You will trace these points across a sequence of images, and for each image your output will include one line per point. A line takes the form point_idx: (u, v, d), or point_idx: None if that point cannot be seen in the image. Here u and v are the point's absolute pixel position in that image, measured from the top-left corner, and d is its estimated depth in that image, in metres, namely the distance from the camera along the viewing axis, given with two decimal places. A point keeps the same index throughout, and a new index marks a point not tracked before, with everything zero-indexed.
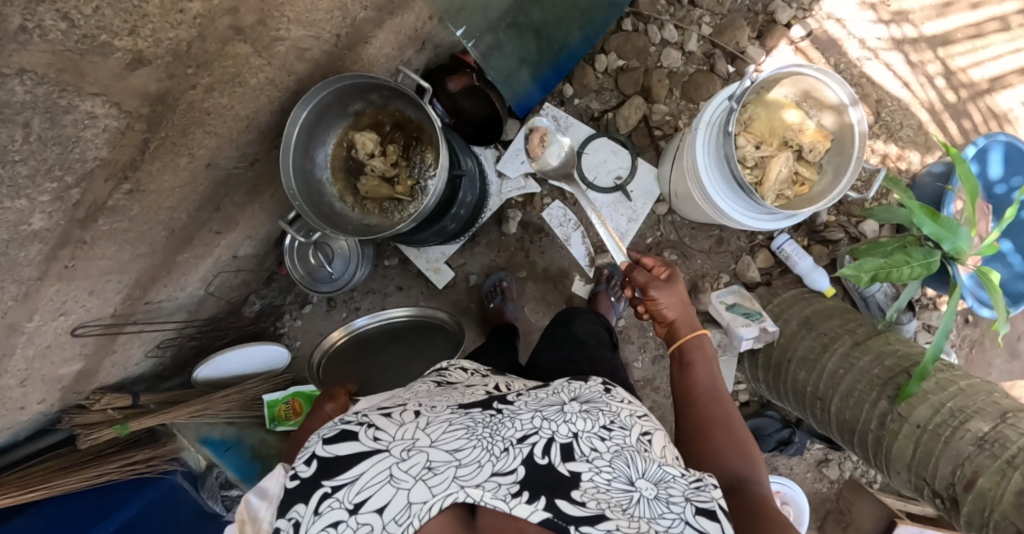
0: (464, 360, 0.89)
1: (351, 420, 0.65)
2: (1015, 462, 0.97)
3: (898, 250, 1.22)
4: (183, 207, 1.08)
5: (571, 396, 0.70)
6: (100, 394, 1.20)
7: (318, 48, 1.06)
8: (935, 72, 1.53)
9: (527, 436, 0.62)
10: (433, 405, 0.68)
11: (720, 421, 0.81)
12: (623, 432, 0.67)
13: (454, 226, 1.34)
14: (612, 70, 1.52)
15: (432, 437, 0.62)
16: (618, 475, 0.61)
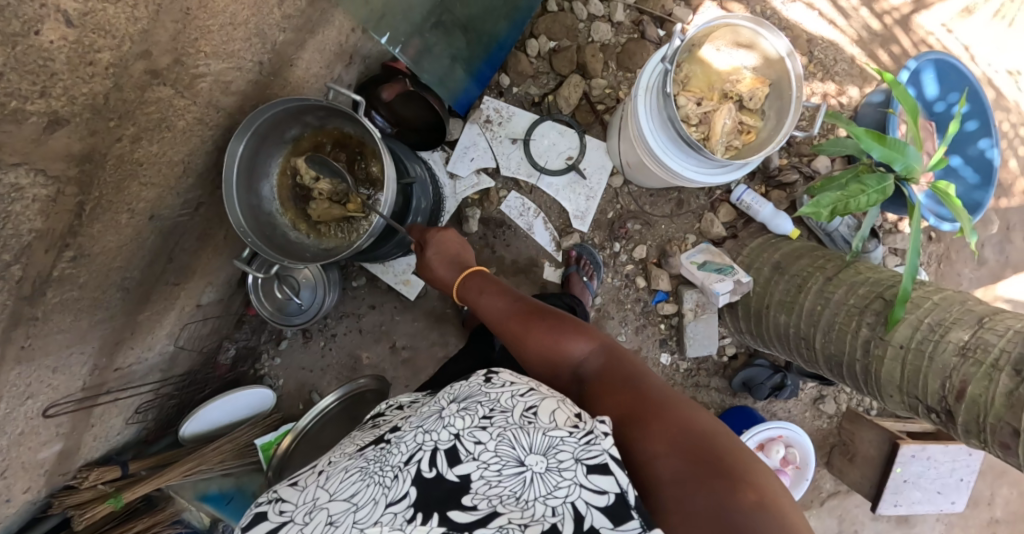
0: (401, 398, 0.94)
1: (262, 502, 0.66)
2: (999, 364, 0.99)
3: (853, 180, 1.24)
4: (133, 265, 1.05)
5: (454, 399, 0.71)
6: (86, 471, 1.17)
7: (243, 79, 1.04)
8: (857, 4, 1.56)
9: (412, 455, 0.62)
10: (333, 462, 0.70)
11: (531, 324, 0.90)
12: (505, 415, 0.66)
13: (414, 235, 1.34)
14: (545, 53, 1.52)
15: (330, 490, 0.63)
16: (507, 460, 0.60)
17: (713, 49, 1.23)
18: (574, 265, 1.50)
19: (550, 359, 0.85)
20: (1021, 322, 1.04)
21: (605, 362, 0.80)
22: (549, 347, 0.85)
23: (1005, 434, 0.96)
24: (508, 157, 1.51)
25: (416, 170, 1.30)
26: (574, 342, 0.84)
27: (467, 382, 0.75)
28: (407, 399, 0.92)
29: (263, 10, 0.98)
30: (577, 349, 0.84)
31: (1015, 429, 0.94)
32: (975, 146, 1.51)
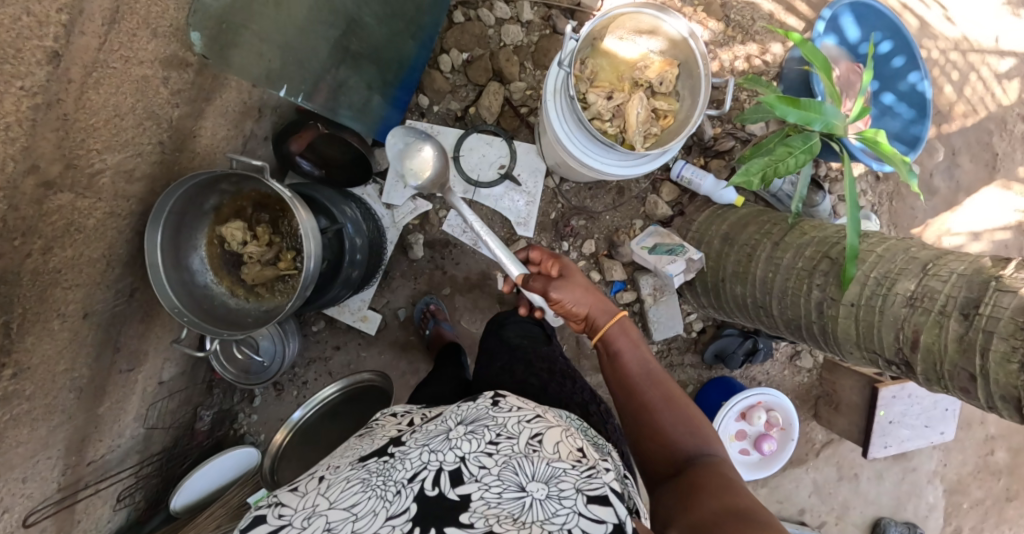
0: (397, 405, 1.00)
1: (263, 505, 0.69)
2: (947, 310, 0.99)
3: (781, 143, 1.23)
4: (79, 363, 1.05)
5: (458, 420, 0.77)
6: None
7: (146, 163, 1.04)
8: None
9: (416, 473, 0.68)
10: (336, 468, 0.74)
11: (657, 405, 0.95)
12: (511, 441, 0.72)
13: (358, 273, 1.34)
14: (458, 66, 1.53)
15: (331, 499, 0.67)
16: (508, 484, 0.66)
17: (617, 39, 1.21)
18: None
19: (657, 439, 0.91)
20: (964, 263, 1.03)
21: (711, 463, 0.83)
22: (661, 431, 0.92)
23: (964, 379, 0.97)
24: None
25: (348, 210, 1.30)
26: (689, 438, 0.89)
27: (473, 404, 0.82)
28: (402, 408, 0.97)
29: (149, 93, 0.97)
30: (687, 442, 0.89)
31: (972, 374, 0.95)
32: (905, 81, 1.51)
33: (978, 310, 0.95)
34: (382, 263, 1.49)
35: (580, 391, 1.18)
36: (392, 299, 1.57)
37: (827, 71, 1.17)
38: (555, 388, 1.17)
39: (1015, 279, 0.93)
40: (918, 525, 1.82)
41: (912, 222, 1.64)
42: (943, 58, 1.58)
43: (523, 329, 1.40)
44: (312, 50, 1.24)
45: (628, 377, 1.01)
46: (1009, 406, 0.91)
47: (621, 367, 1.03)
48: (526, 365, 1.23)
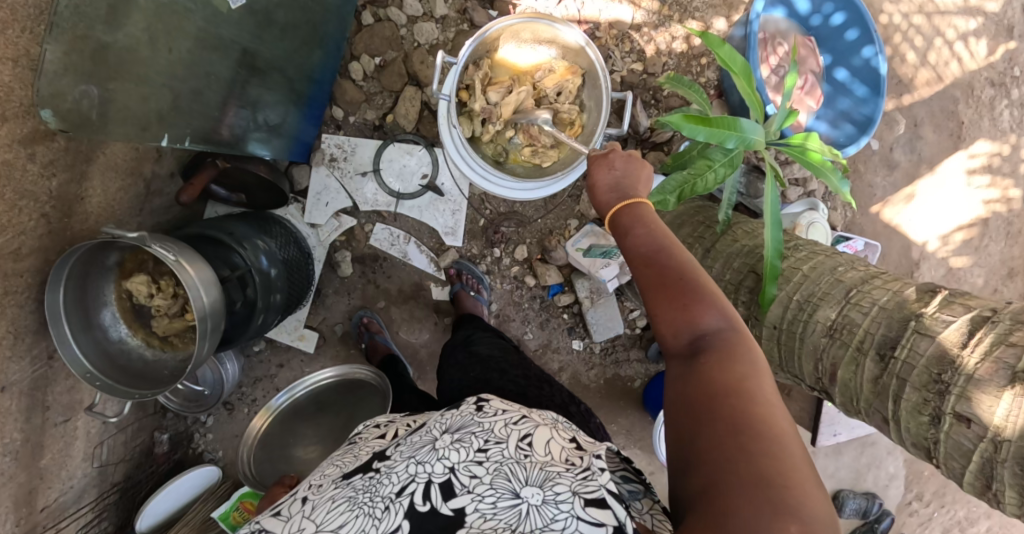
0: (380, 418, 0.94)
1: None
2: (864, 348, 0.97)
3: (700, 157, 1.15)
4: (10, 428, 1.06)
5: (443, 429, 0.76)
6: None
7: (33, 237, 1.02)
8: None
9: (404, 487, 0.67)
10: (320, 488, 0.74)
11: (670, 279, 0.71)
12: (500, 446, 0.71)
13: (280, 296, 1.34)
14: (371, 72, 1.51)
15: (317, 521, 0.67)
16: (503, 492, 0.65)
17: (514, 51, 1.24)
18: (459, 282, 1.51)
19: (675, 314, 0.69)
20: (887, 294, 0.99)
21: (735, 350, 0.64)
22: (676, 301, 0.69)
23: (877, 419, 0.96)
24: (362, 192, 1.54)
25: (261, 243, 1.31)
26: (706, 309, 0.68)
27: (457, 410, 0.81)
28: (385, 418, 0.92)
29: (16, 174, 0.94)
30: (708, 319, 0.67)
31: (885, 418, 0.93)
32: (859, 56, 1.40)
33: (894, 353, 0.92)
34: (311, 289, 1.53)
35: (560, 392, 1.08)
36: (331, 315, 1.60)
37: (750, 77, 1.10)
38: (536, 392, 1.05)
39: (935, 320, 0.89)
40: (878, 495, 1.84)
41: (870, 199, 1.60)
42: (906, 23, 1.58)
43: (492, 340, 1.27)
44: (204, 87, 1.13)
45: (645, 258, 0.75)
46: (919, 452, 0.89)
47: (637, 246, 0.77)
48: (499, 372, 1.09)
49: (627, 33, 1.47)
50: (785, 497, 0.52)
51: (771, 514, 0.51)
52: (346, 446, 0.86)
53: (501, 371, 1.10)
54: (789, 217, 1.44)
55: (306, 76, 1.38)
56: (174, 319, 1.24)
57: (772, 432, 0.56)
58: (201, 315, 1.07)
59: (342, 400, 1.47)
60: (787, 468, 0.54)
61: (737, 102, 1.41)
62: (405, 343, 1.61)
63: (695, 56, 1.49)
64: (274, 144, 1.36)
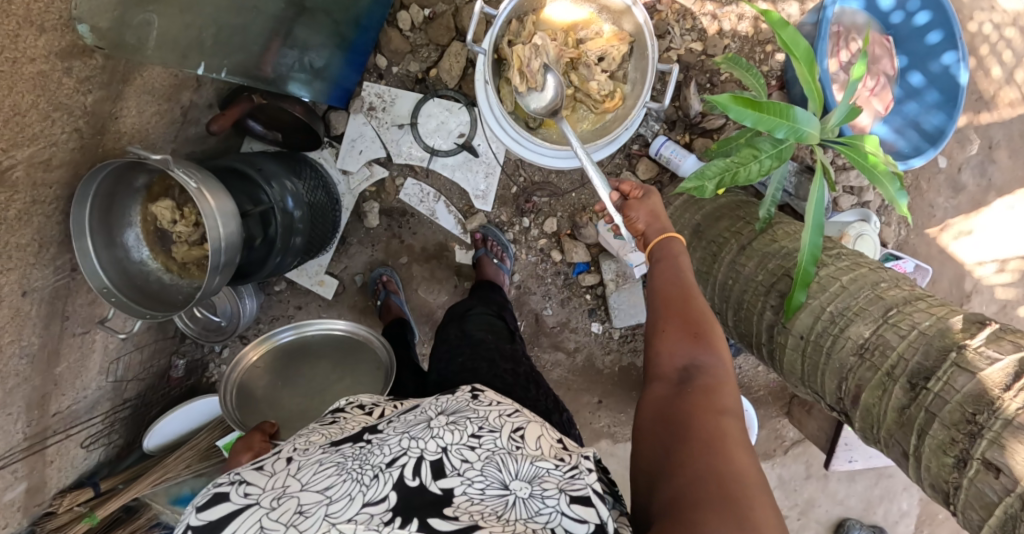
0: (363, 395, 0.92)
1: (224, 482, 0.67)
2: (894, 374, 0.91)
3: (747, 146, 1.08)
4: (29, 334, 1.10)
5: (438, 410, 0.75)
6: (60, 497, 1.30)
7: (63, 151, 1.03)
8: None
9: (395, 459, 0.66)
10: (306, 448, 0.72)
11: (683, 314, 0.81)
12: (493, 436, 0.70)
13: (299, 242, 1.33)
14: (418, 23, 1.46)
15: (302, 481, 0.65)
16: (492, 481, 0.64)
17: (563, 10, 1.17)
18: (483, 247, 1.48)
19: (676, 343, 0.78)
20: (929, 319, 0.91)
21: (717, 385, 0.72)
22: (678, 335, 0.78)
23: (896, 451, 0.90)
24: (397, 144, 1.51)
25: (288, 185, 1.30)
26: (704, 349, 0.76)
27: (451, 397, 0.80)
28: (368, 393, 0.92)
29: (50, 86, 0.94)
30: (701, 353, 0.76)
31: (905, 450, 0.87)
32: (938, 61, 1.28)
33: (927, 384, 0.85)
34: (333, 238, 1.51)
35: (545, 398, 1.06)
36: (351, 265, 1.59)
37: (811, 64, 1.01)
38: (521, 395, 1.02)
39: (979, 354, 0.82)
40: (886, 530, 1.75)
41: (929, 220, 1.48)
42: (996, 34, 1.44)
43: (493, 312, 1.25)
44: (248, 22, 1.10)
45: (663, 293, 0.85)
46: (937, 495, 0.84)
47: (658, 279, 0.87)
48: (489, 364, 1.08)
49: (689, 9, 1.38)
50: (748, 516, 0.55)
51: (736, 523, 0.55)
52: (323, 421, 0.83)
53: (489, 363, 1.09)
54: (837, 225, 1.34)
55: (354, 21, 1.35)
56: (189, 245, 1.22)
57: (739, 456, 0.61)
58: (217, 247, 1.07)
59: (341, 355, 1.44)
60: (749, 486, 0.58)
61: (798, 96, 1.31)
62: (422, 302, 1.60)
63: (760, 41, 1.39)
64: (314, 86, 1.34)
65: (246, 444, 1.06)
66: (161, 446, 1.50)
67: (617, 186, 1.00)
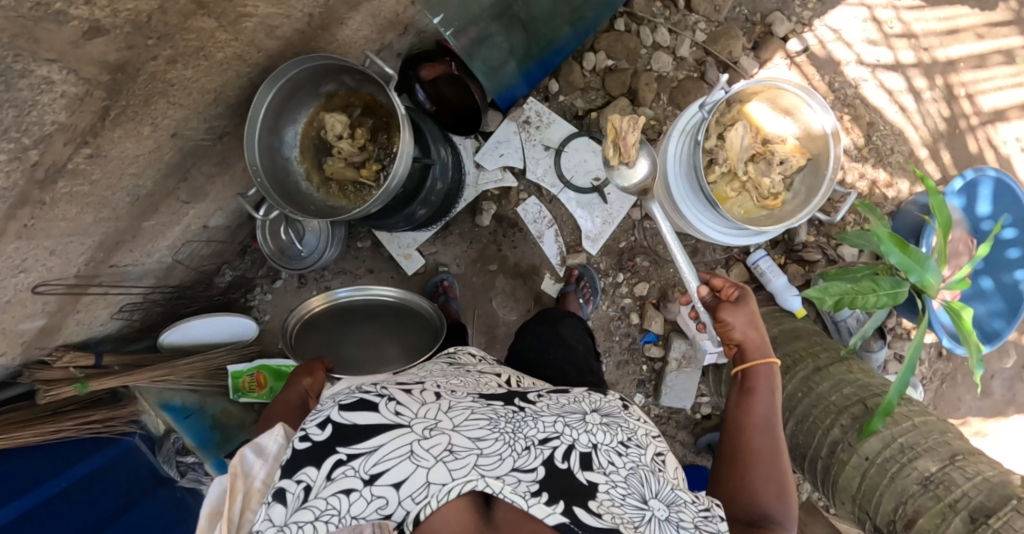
0: (470, 348, 1.01)
1: (371, 389, 0.71)
2: (958, 507, 0.97)
3: (867, 277, 1.19)
4: (148, 174, 1.11)
5: (592, 408, 0.77)
6: (62, 351, 1.31)
7: (290, 26, 1.03)
8: (924, 87, 1.45)
9: (548, 438, 0.68)
10: (454, 392, 0.75)
11: (759, 455, 0.82)
12: (639, 450, 0.73)
13: (424, 212, 1.37)
14: (600, 69, 1.48)
15: (455, 422, 0.68)
16: (633, 492, 0.67)
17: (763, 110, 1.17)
18: (574, 285, 1.51)
19: (756, 484, 0.79)
20: (992, 470, 1.00)
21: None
22: (757, 478, 0.79)
23: None
24: (536, 163, 1.51)
25: (439, 153, 1.33)
26: (773, 498, 0.78)
27: (603, 397, 0.81)
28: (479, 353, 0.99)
29: None
30: (775, 506, 0.77)
31: None
32: (1011, 274, 1.39)
33: (989, 519, 0.93)
34: (448, 216, 1.50)
35: None
36: (437, 249, 1.58)
37: (943, 232, 1.14)
38: None
39: None
40: None
41: (954, 411, 1.62)
42: None
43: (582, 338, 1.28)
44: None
45: (754, 425, 0.86)
46: None
47: (749, 407, 0.88)
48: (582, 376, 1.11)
49: None
50: None
51: None
52: (449, 366, 0.89)
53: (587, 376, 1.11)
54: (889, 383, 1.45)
55: (546, 44, 1.40)
56: (337, 163, 1.18)
57: None
58: (390, 181, 1.06)
59: (395, 325, 1.42)
60: None
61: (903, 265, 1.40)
62: (491, 312, 1.59)
63: None
64: (494, 80, 1.37)
65: (305, 368, 1.08)
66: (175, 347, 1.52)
67: (708, 280, 1.01)
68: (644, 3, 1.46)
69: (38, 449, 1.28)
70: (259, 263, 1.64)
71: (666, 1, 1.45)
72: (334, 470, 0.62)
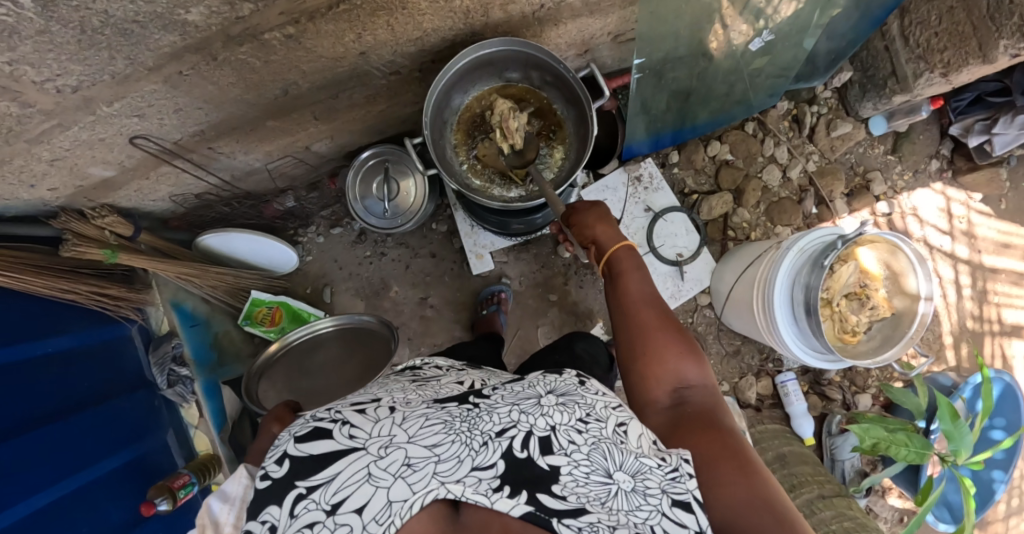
0: (437, 359, 0.93)
1: (326, 416, 0.68)
2: None
3: (902, 430, 1.23)
4: (309, 78, 1.05)
5: (548, 389, 0.74)
6: (107, 211, 1.18)
7: (522, 7, 1.05)
8: (965, 283, 1.56)
9: (505, 429, 0.66)
10: (408, 402, 0.72)
11: (661, 329, 0.86)
12: (601, 424, 0.70)
13: (517, 227, 1.42)
14: (718, 159, 1.58)
15: (409, 433, 0.66)
16: (596, 467, 0.64)
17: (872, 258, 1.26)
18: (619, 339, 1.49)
19: (666, 360, 0.84)
20: None
21: (706, 404, 0.80)
22: (667, 352, 0.84)
23: None
24: (633, 219, 1.57)
25: None
26: (690, 368, 0.84)
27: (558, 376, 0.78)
28: (446, 364, 0.90)
29: None
30: (692, 372, 0.83)
31: None
32: (988, 472, 1.39)
33: None
34: (536, 233, 1.52)
35: None
36: (505, 261, 1.58)
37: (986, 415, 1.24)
38: None
39: None
40: None
41: None
42: None
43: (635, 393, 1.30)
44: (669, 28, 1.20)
45: (639, 303, 0.89)
46: None
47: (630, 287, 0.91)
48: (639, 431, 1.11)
49: None
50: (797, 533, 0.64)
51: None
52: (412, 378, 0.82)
53: None
54: None
55: (688, 117, 1.49)
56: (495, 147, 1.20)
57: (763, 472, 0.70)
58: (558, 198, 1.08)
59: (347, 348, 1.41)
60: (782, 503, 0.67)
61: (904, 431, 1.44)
62: (533, 339, 1.59)
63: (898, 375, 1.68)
64: (636, 122, 1.45)
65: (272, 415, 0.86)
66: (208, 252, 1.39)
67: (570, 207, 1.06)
68: (776, 117, 1.58)
69: (35, 301, 1.14)
70: (322, 202, 1.56)
71: (793, 125, 1.58)
72: (295, 506, 0.61)
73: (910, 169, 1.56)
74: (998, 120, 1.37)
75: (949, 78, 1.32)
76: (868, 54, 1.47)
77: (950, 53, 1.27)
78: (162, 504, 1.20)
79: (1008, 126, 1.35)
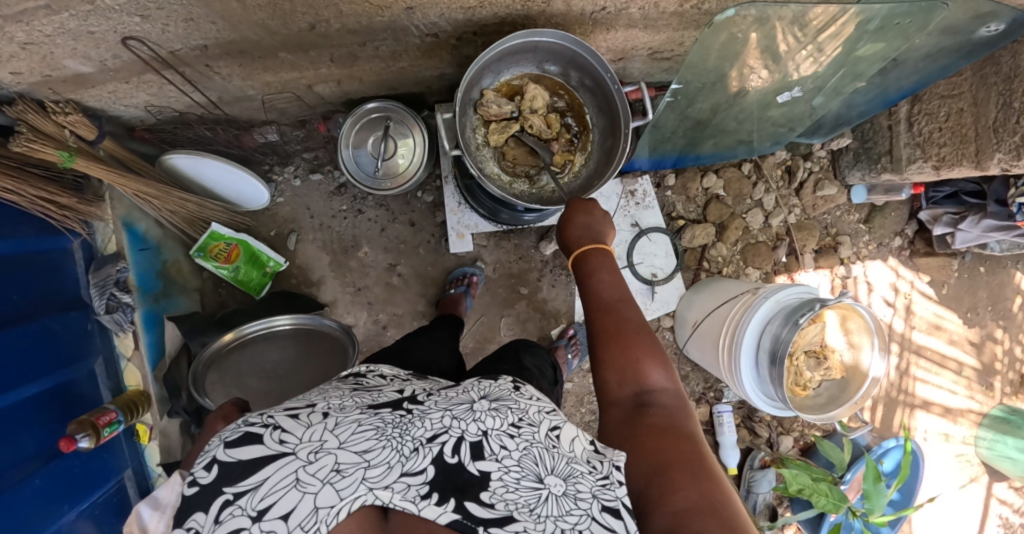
0: (382, 365, 0.86)
1: (257, 421, 0.64)
2: None
3: (824, 481, 1.34)
4: (341, 20, 0.96)
5: (481, 394, 0.70)
6: (70, 107, 1.03)
7: (582, 5, 1.01)
8: (894, 353, 1.72)
9: (436, 436, 0.63)
10: (343, 406, 0.68)
11: (628, 332, 0.79)
12: (533, 428, 0.66)
13: (505, 217, 1.36)
14: (710, 192, 1.62)
15: (340, 440, 0.62)
16: (527, 473, 0.61)
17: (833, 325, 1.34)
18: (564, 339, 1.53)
19: (626, 363, 0.77)
20: None
21: (671, 407, 0.73)
22: (627, 352, 0.77)
23: None
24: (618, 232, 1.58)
25: None
26: (656, 370, 0.76)
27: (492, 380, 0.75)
28: (391, 372, 0.83)
29: None
30: (656, 378, 0.76)
31: None
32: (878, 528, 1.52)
33: None
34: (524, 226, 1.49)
35: None
36: (485, 244, 1.55)
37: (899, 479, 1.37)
38: None
39: None
40: None
41: None
42: None
43: None
44: (716, 64, 1.24)
45: (604, 304, 0.83)
46: None
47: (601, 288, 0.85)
48: None
49: None
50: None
51: None
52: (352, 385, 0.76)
53: None
54: None
55: (693, 146, 1.50)
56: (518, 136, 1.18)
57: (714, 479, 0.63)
58: None
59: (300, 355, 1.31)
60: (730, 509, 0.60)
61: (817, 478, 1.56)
62: (497, 327, 1.58)
63: None
64: (647, 139, 1.45)
65: (216, 414, 0.84)
66: (168, 170, 1.22)
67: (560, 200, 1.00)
68: (771, 163, 1.63)
69: None
70: (306, 142, 1.45)
71: (785, 175, 1.63)
72: (220, 513, 0.57)
73: (875, 240, 1.67)
74: (967, 217, 1.49)
75: (938, 172, 1.41)
76: (870, 127, 1.53)
77: (948, 150, 1.36)
78: (83, 440, 1.09)
79: (974, 225, 1.49)
